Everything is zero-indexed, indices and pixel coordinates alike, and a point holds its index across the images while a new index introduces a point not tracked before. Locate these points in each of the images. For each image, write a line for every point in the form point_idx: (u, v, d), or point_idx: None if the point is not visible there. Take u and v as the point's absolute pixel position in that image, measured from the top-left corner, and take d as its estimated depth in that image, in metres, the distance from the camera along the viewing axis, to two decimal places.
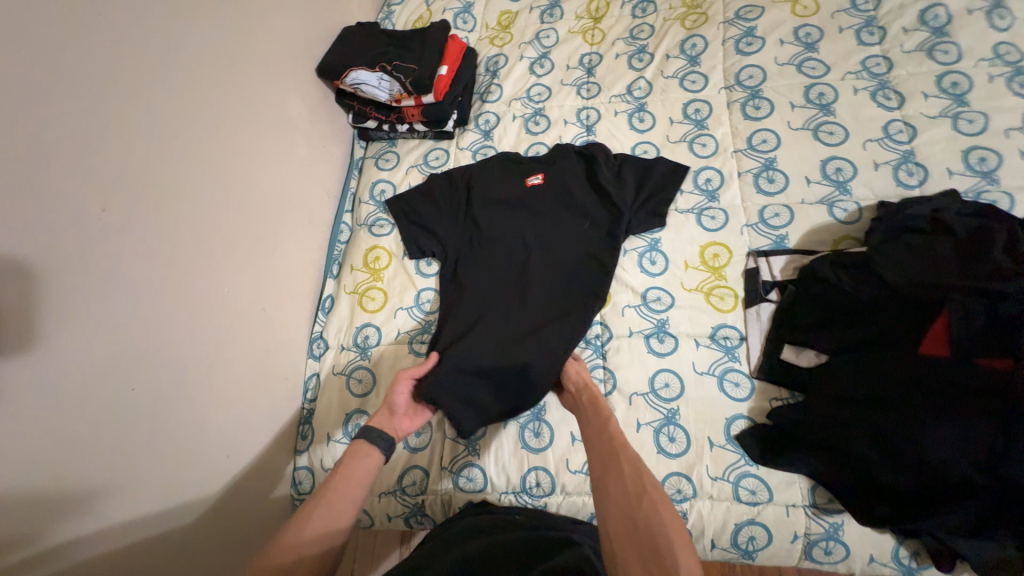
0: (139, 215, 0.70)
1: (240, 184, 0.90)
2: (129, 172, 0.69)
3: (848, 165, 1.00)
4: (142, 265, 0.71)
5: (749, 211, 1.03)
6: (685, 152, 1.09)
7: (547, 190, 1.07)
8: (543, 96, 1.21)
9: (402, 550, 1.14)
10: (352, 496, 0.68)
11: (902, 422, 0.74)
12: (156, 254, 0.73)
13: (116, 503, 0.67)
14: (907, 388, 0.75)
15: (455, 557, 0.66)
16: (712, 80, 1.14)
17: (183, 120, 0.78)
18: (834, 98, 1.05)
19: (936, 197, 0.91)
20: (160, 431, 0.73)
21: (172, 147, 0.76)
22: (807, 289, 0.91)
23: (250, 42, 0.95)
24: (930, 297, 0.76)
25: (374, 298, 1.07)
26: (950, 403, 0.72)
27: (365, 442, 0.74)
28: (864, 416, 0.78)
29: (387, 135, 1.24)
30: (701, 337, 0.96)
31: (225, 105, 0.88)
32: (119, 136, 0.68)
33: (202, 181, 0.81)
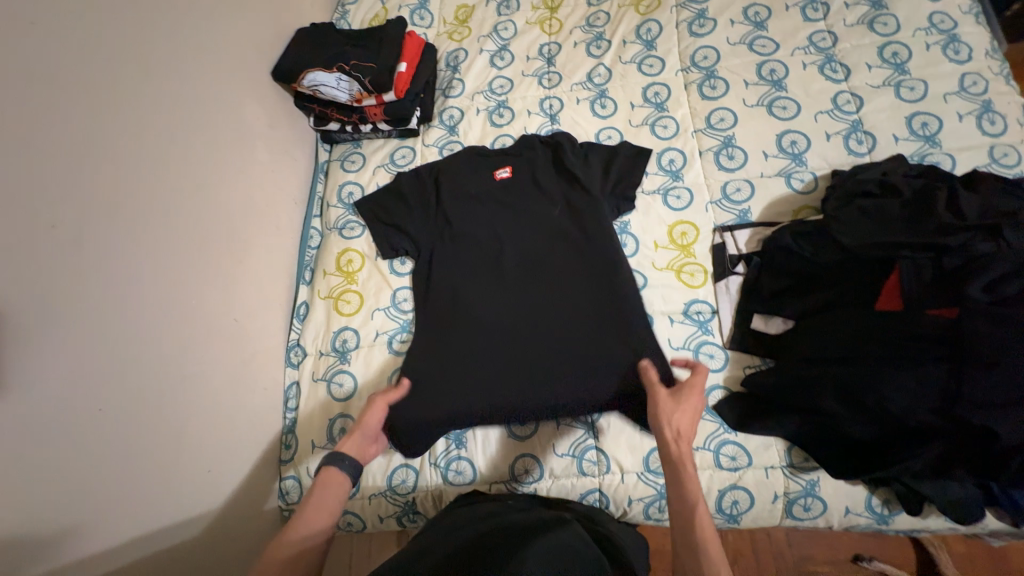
0: (92, 229, 0.68)
1: (200, 193, 0.88)
2: (78, 186, 0.67)
3: (802, 138, 1.04)
4: (98, 282, 0.68)
5: (712, 188, 1.05)
6: (648, 135, 1.11)
7: (515, 182, 1.08)
8: (505, 89, 1.22)
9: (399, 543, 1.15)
10: (330, 510, 0.72)
11: (866, 376, 0.78)
12: (114, 270, 0.71)
13: (92, 527, 0.65)
14: (869, 344, 0.79)
15: (452, 545, 0.66)
16: (668, 63, 1.17)
17: (133, 130, 0.76)
18: (785, 74, 1.09)
19: (882, 161, 0.96)
20: (134, 450, 0.71)
21: (122, 158, 0.74)
22: (771, 259, 0.94)
23: (199, 47, 0.92)
24: (885, 255, 0.81)
25: (350, 301, 1.06)
26: (909, 353, 0.76)
27: (334, 467, 0.75)
28: (831, 374, 0.81)
29: (351, 137, 1.22)
30: (675, 314, 0.99)
31: (176, 113, 0.85)
32: (64, 149, 0.65)
33: (159, 192, 0.79)
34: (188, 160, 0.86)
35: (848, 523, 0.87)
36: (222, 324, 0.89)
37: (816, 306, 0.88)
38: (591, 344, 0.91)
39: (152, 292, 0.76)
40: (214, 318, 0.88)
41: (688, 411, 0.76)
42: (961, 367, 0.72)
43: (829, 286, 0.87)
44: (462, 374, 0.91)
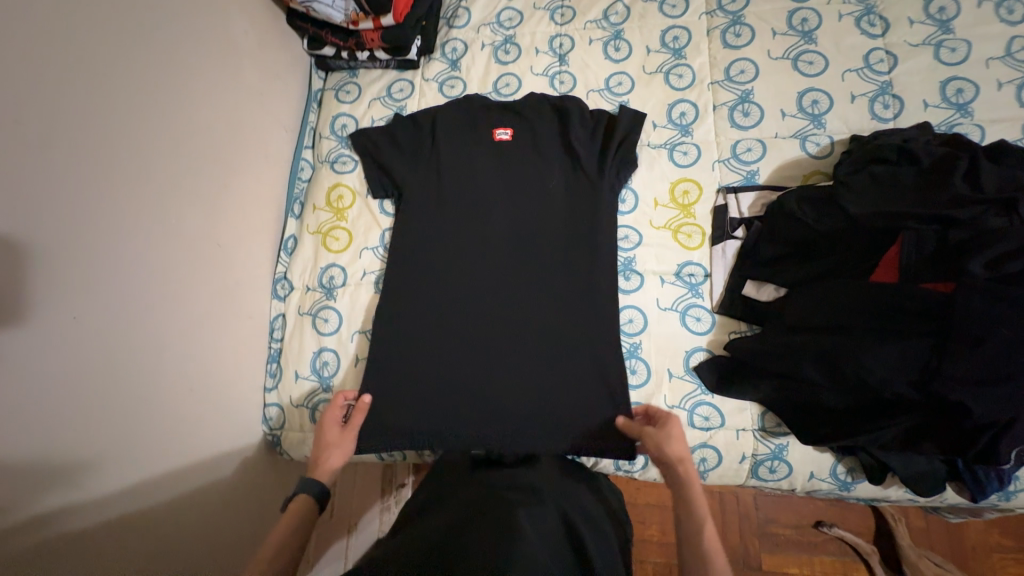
0: (61, 131, 0.63)
1: (184, 108, 0.83)
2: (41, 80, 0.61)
3: (825, 97, 0.97)
4: (71, 189, 0.64)
5: (722, 146, 1.00)
6: (661, 84, 1.04)
7: (514, 145, 1.03)
8: (514, 22, 1.13)
9: (380, 526, 1.23)
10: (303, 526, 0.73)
11: (848, 345, 0.77)
12: (88, 179, 0.67)
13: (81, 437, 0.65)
14: (859, 315, 0.77)
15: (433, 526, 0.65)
16: (693, 5, 1.07)
17: (104, 27, 0.70)
18: (817, 24, 1.00)
19: (910, 129, 0.88)
20: (117, 366, 0.70)
21: (92, 55, 0.68)
22: (772, 224, 0.91)
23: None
24: (890, 226, 0.78)
25: (338, 238, 1.04)
26: (897, 327, 0.74)
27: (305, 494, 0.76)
28: (814, 341, 0.80)
29: (347, 65, 1.15)
30: (666, 275, 0.97)
31: (154, 15, 0.78)
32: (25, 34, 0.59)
33: (135, 101, 0.74)
34: (170, 70, 0.81)
35: (811, 487, 0.90)
36: (207, 248, 0.87)
37: (810, 275, 0.85)
38: (573, 302, 0.95)
39: (134, 206, 0.73)
40: (199, 241, 0.86)
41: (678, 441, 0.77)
42: (947, 344, 0.70)
43: (824, 256, 0.85)
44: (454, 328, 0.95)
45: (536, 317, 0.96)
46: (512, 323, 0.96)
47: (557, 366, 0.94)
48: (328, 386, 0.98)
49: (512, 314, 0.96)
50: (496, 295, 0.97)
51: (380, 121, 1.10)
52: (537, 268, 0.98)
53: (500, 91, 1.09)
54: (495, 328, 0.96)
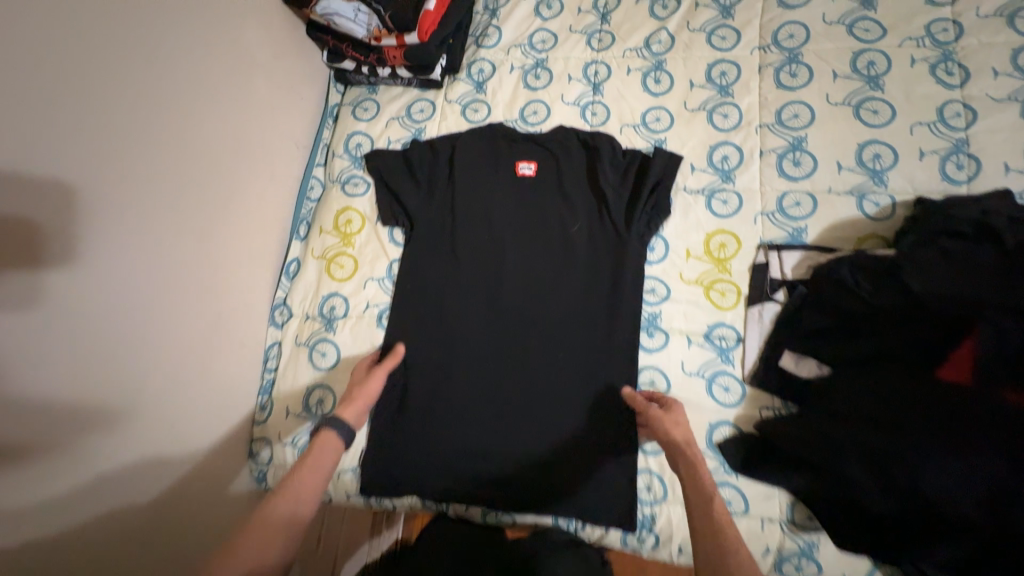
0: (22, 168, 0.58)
1: (178, 125, 0.77)
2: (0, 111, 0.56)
3: (889, 152, 0.87)
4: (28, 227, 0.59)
5: (767, 197, 0.90)
6: (703, 123, 0.95)
7: (538, 182, 0.96)
8: (547, 45, 1.05)
9: (371, 555, 1.17)
10: (324, 473, 0.69)
11: (901, 445, 0.67)
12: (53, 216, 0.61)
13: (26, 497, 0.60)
14: (918, 413, 0.67)
15: None
16: (744, 38, 0.98)
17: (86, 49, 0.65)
18: (886, 69, 0.89)
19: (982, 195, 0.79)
20: (76, 417, 0.65)
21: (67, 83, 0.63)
22: (818, 289, 0.81)
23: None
24: (961, 315, 0.66)
25: (343, 266, 0.98)
26: (965, 436, 0.63)
27: (328, 429, 0.72)
28: (857, 435, 0.70)
29: (366, 80, 1.08)
30: (694, 335, 0.89)
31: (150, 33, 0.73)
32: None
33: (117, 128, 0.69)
34: (165, 85, 0.75)
35: None
36: (197, 274, 0.82)
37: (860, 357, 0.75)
38: (589, 356, 0.88)
39: (106, 234, 0.67)
40: (188, 267, 0.80)
41: (685, 427, 0.74)
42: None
43: (877, 336, 0.74)
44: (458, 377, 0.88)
45: (548, 369, 0.88)
46: (523, 372, 0.89)
47: (568, 424, 0.86)
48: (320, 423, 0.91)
49: (522, 362, 0.89)
50: (506, 342, 0.90)
51: (397, 142, 1.03)
52: (553, 314, 0.90)
53: (526, 119, 1.01)
54: (503, 377, 0.89)
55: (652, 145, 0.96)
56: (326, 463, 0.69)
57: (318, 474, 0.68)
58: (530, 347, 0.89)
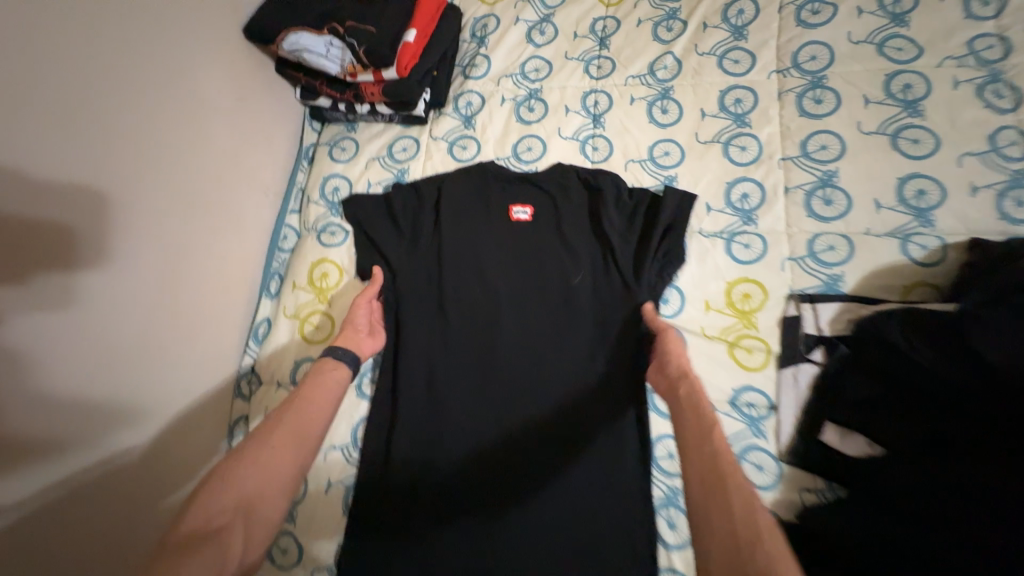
0: None
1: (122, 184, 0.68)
2: None
3: (934, 187, 0.76)
4: None
5: (795, 240, 0.79)
6: (717, 157, 0.85)
7: (534, 228, 0.85)
8: (541, 74, 0.96)
9: None
10: (330, 393, 0.65)
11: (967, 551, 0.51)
12: None
13: None
14: (989, 513, 0.51)
15: None
16: (760, 61, 0.88)
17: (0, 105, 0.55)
18: (925, 92, 0.79)
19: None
20: None
21: None
22: (861, 352, 0.71)
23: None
24: None
25: (318, 326, 0.87)
26: None
27: (331, 358, 0.70)
28: (908, 528, 0.57)
29: (345, 117, 0.99)
30: (718, 403, 0.77)
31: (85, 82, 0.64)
32: None
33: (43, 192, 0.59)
34: (108, 142, 0.67)
35: None
36: (142, 351, 0.72)
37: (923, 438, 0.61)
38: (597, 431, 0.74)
39: (27, 322, 0.58)
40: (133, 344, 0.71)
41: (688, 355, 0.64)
42: None
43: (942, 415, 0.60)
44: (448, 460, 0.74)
45: (552, 448, 0.74)
46: (523, 455, 0.74)
47: (579, 521, 0.70)
48: (292, 511, 0.80)
49: (518, 440, 0.74)
50: (499, 416, 0.76)
51: (378, 185, 0.94)
52: (556, 381, 0.77)
53: (519, 156, 0.91)
54: (499, 459, 0.74)
55: (661, 183, 0.86)
56: (331, 384, 0.66)
57: (320, 402, 0.63)
58: (529, 421, 0.75)
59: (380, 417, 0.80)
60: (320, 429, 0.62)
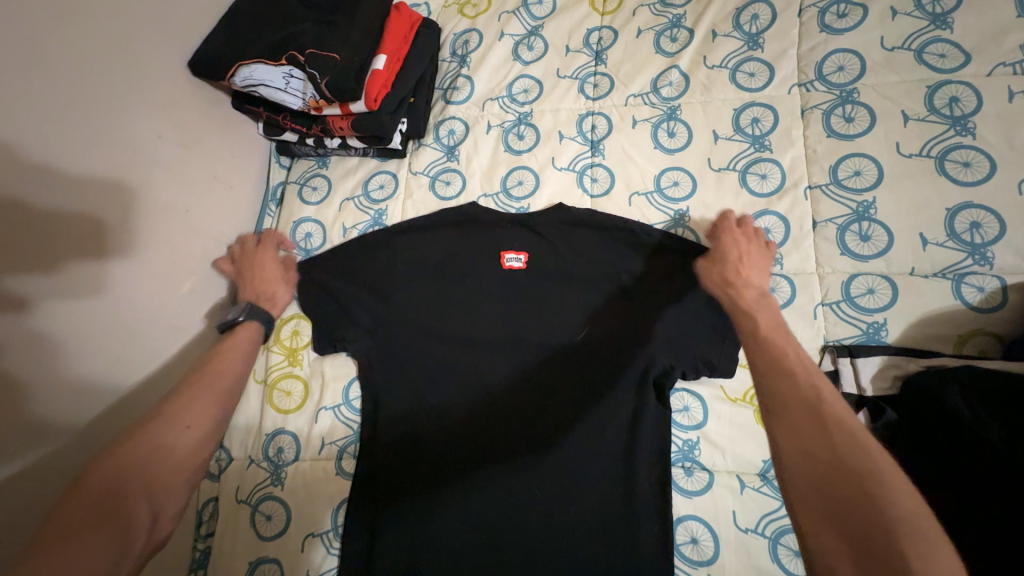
0: None
1: (36, 267, 0.58)
2: None
3: (990, 217, 0.65)
4: None
5: (828, 283, 0.69)
6: (734, 186, 0.75)
7: (529, 276, 0.75)
8: (530, 96, 0.85)
9: None
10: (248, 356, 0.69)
11: None
12: None
13: None
14: None
15: None
16: (779, 73, 0.77)
17: None
18: (975, 105, 0.68)
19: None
20: None
21: None
22: (914, 417, 0.62)
23: (45, 21, 0.59)
24: None
25: (291, 392, 0.80)
26: None
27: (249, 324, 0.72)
28: None
29: (314, 152, 0.90)
30: (746, 476, 0.68)
31: None
32: None
33: None
34: (20, 216, 0.56)
35: None
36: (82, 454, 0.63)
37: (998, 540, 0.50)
38: (610, 517, 0.65)
39: None
40: (68, 446, 0.62)
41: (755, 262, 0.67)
42: None
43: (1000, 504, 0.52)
44: (442, 549, 0.66)
45: (560, 540, 0.65)
46: (526, 545, 0.65)
47: None
48: None
49: (519, 531, 0.66)
50: (495, 502, 0.67)
51: (353, 229, 0.84)
52: (559, 465, 0.67)
53: (509, 191, 0.81)
54: (499, 551, 0.65)
55: (669, 219, 0.75)
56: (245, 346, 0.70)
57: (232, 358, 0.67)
58: (532, 508, 0.66)
59: (362, 502, 0.71)
60: (237, 372, 0.66)
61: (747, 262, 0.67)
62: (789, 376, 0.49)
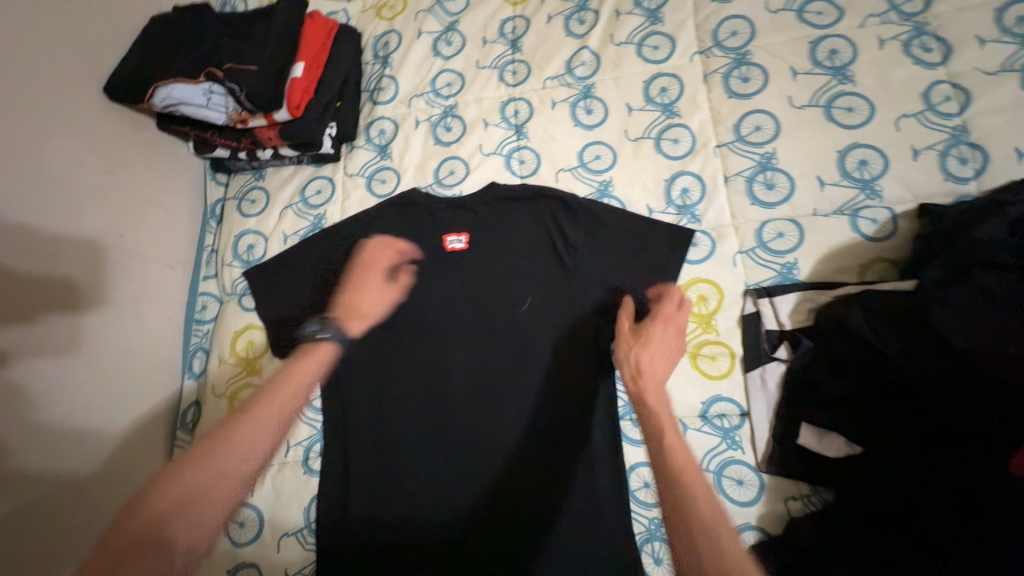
0: None
1: None
2: None
3: (876, 155, 0.71)
4: None
5: (743, 232, 0.75)
6: (651, 153, 0.80)
7: (469, 257, 0.78)
8: (453, 89, 0.88)
9: None
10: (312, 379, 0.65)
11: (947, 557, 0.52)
12: None
13: None
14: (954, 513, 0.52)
15: None
16: (679, 44, 0.82)
17: None
18: (851, 55, 0.74)
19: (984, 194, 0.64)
20: None
21: None
22: (830, 346, 0.66)
23: None
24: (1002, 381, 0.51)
25: None
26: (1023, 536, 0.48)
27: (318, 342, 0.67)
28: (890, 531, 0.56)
29: (249, 165, 0.91)
30: (690, 420, 0.72)
31: None
32: None
33: None
34: None
35: None
36: (39, 484, 0.65)
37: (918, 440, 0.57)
38: (564, 470, 0.70)
39: None
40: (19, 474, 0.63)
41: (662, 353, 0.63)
42: None
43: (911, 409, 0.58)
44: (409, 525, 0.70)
45: (518, 496, 0.69)
46: (489, 503, 0.70)
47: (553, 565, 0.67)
48: None
49: (485, 498, 0.70)
50: (460, 477, 0.70)
51: (294, 236, 0.85)
52: (515, 433, 0.71)
53: (442, 181, 0.84)
54: (464, 513, 0.69)
55: (595, 190, 0.80)
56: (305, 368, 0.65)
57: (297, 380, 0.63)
58: (493, 472, 0.70)
59: (334, 496, 0.73)
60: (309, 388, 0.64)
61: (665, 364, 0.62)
62: (700, 522, 0.45)
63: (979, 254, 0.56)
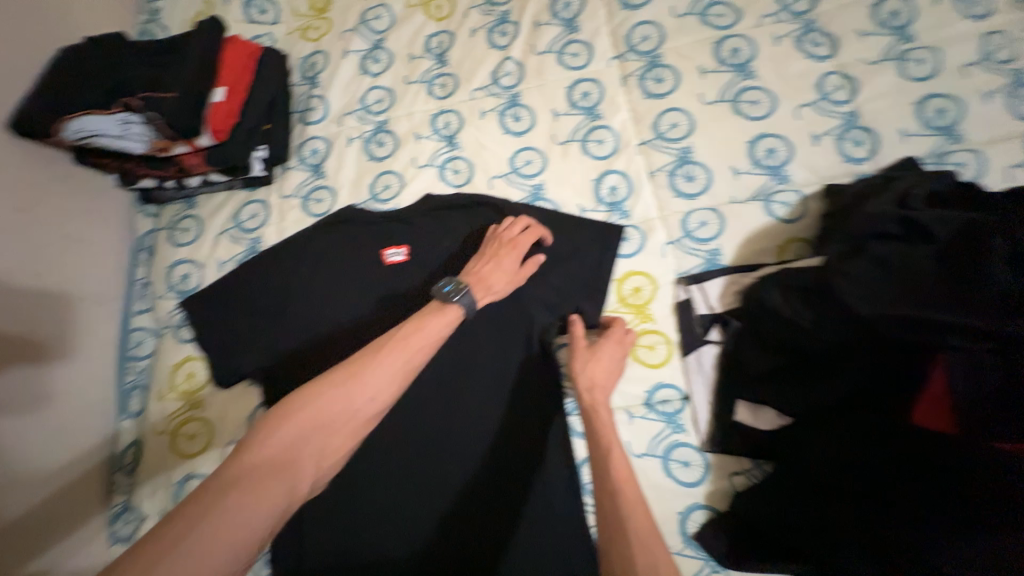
0: None
1: None
2: None
3: (781, 143, 0.77)
4: None
5: (669, 223, 0.78)
6: (578, 155, 0.83)
7: (409, 269, 0.78)
8: (383, 105, 0.89)
9: None
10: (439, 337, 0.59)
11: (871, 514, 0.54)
12: None
13: None
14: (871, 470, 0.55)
15: None
16: (597, 50, 0.86)
17: None
18: (751, 53, 0.80)
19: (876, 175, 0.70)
20: None
21: None
22: (755, 324, 0.69)
23: None
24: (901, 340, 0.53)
25: (192, 436, 0.78)
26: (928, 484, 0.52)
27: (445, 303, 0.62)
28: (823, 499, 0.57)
29: (179, 194, 0.89)
30: (634, 408, 0.75)
31: None
32: None
33: None
34: None
35: None
36: None
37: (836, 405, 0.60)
38: (514, 470, 0.71)
39: None
40: None
41: (604, 366, 0.67)
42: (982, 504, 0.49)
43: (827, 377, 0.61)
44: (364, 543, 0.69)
45: (472, 501, 0.70)
46: (444, 510, 0.70)
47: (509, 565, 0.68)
48: None
49: (440, 505, 0.70)
50: (413, 487, 0.71)
51: (230, 262, 0.84)
52: (465, 437, 0.72)
53: (378, 196, 0.85)
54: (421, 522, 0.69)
55: (528, 194, 0.82)
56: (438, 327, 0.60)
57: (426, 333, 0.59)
58: (446, 479, 0.71)
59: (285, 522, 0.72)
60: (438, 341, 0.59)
61: (607, 381, 0.66)
62: (636, 538, 0.48)
63: (868, 227, 0.61)
